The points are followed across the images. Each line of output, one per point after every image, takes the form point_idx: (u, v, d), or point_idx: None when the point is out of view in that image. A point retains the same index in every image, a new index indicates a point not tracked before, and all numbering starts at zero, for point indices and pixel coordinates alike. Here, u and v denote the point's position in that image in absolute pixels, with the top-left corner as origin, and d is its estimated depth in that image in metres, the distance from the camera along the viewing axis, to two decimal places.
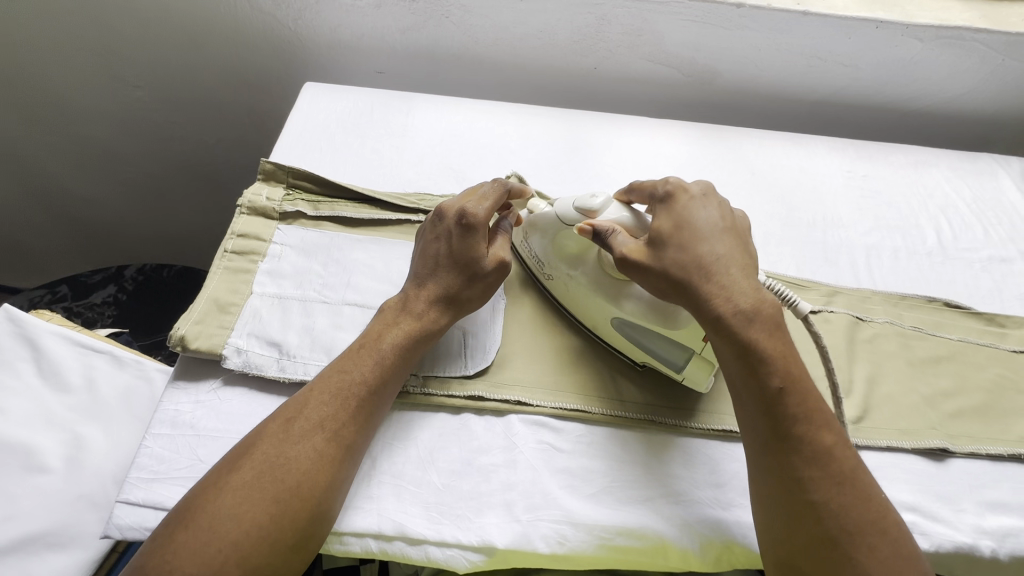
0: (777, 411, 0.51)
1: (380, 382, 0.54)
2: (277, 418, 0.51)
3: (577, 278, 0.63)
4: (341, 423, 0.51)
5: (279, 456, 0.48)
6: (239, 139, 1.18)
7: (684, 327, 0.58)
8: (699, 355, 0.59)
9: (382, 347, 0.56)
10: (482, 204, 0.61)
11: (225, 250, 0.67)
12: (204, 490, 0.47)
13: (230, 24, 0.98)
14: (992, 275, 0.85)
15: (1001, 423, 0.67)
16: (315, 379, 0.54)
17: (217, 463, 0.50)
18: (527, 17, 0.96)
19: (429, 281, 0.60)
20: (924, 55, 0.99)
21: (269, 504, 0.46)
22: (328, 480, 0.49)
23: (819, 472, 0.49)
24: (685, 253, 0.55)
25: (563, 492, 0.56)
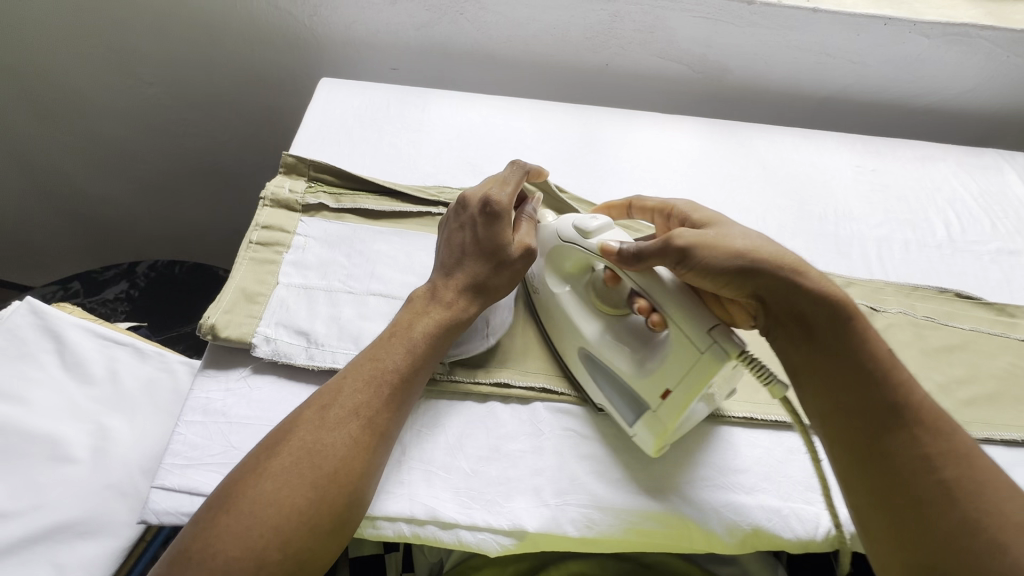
0: (884, 397, 0.51)
1: (412, 370, 0.55)
2: (313, 404, 0.52)
3: (563, 300, 0.63)
4: (375, 410, 0.52)
5: (317, 442, 0.49)
6: (252, 137, 1.18)
7: (646, 377, 0.55)
8: (652, 414, 0.55)
9: (413, 335, 0.57)
10: (505, 191, 0.64)
11: (249, 241, 0.67)
12: (243, 475, 0.48)
13: (246, 22, 0.99)
14: (1000, 266, 0.86)
15: (1014, 409, 0.69)
16: (347, 368, 0.55)
17: (256, 448, 0.50)
18: (541, 14, 0.97)
19: (456, 272, 0.61)
20: (930, 51, 1.01)
21: (308, 489, 0.47)
22: (364, 468, 0.50)
23: (940, 447, 0.49)
24: (751, 235, 0.56)
25: (590, 477, 0.57)
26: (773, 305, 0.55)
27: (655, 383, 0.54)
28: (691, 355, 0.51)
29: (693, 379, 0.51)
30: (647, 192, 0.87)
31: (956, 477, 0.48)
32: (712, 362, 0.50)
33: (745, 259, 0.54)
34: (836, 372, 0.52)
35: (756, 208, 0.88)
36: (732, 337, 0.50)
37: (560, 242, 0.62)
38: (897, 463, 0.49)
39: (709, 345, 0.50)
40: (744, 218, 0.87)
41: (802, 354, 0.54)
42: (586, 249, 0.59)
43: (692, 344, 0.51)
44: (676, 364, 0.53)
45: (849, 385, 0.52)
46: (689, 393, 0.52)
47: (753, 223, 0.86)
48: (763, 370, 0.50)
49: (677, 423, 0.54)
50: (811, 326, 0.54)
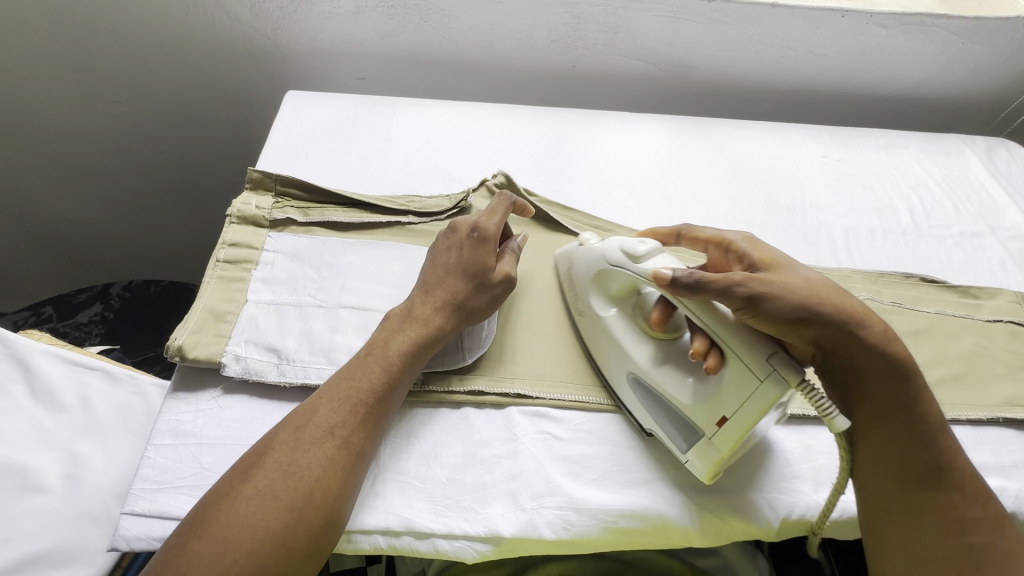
0: (931, 455, 0.54)
1: (387, 389, 0.55)
2: (288, 425, 0.52)
3: (611, 323, 0.62)
4: (349, 429, 0.52)
5: (292, 463, 0.49)
6: (222, 152, 1.17)
7: (702, 403, 0.54)
8: (705, 441, 0.54)
9: (389, 354, 0.57)
10: (494, 217, 0.65)
11: (217, 260, 0.67)
12: (216, 498, 0.47)
13: (208, 37, 0.99)
14: (964, 249, 0.88)
15: (979, 389, 0.70)
16: (323, 388, 0.55)
17: (229, 471, 0.50)
18: (505, 18, 0.98)
19: (435, 289, 0.61)
20: (889, 41, 1.03)
21: (282, 512, 0.47)
22: (339, 487, 0.50)
23: (975, 512, 0.52)
24: (813, 282, 0.55)
25: (566, 479, 0.57)
26: (833, 352, 0.56)
27: (709, 410, 0.54)
28: (751, 384, 0.51)
29: (753, 407, 0.51)
30: (617, 192, 0.88)
31: (983, 542, 0.52)
32: (771, 391, 0.50)
33: (809, 307, 0.54)
34: (890, 425, 0.55)
35: (724, 202, 0.89)
36: (794, 366, 0.50)
37: (609, 264, 0.61)
38: (925, 520, 0.52)
39: (769, 374, 0.50)
40: (713, 213, 0.88)
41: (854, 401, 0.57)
42: (635, 272, 0.58)
43: (752, 373, 0.51)
44: (735, 391, 0.52)
45: (899, 440, 0.54)
46: (747, 421, 0.52)
47: (722, 217, 0.87)
48: (820, 398, 0.49)
49: (731, 451, 0.53)
50: (862, 378, 0.56)
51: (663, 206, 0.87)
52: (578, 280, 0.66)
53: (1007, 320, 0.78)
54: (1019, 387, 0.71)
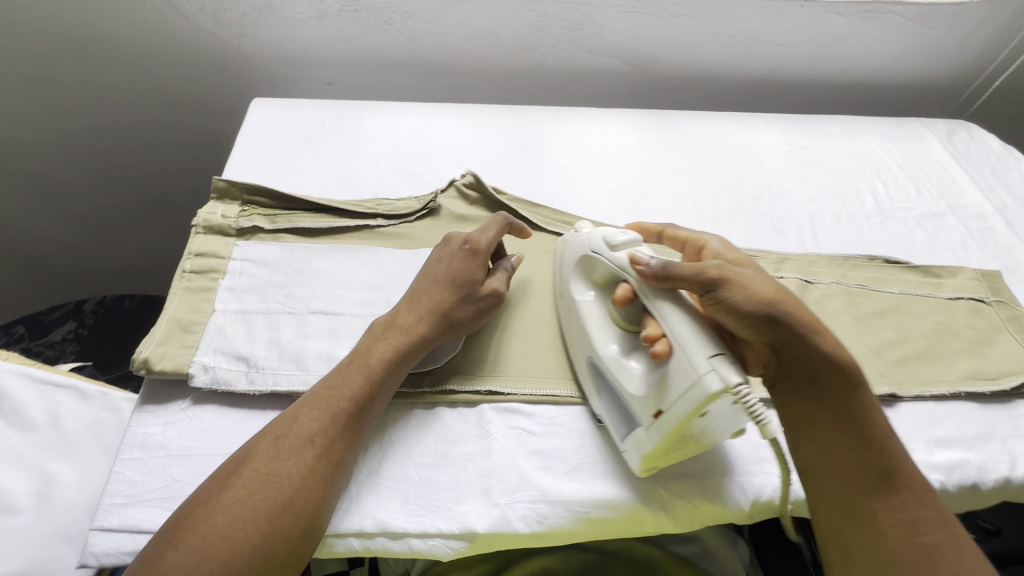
0: (877, 458, 0.53)
1: (367, 398, 0.55)
2: (267, 435, 0.52)
3: (586, 307, 0.63)
4: (329, 437, 0.52)
5: (271, 473, 0.49)
6: (191, 162, 1.16)
7: (642, 394, 0.54)
8: (641, 432, 0.54)
9: (371, 362, 0.57)
10: (487, 232, 0.66)
11: (183, 270, 0.66)
12: (193, 508, 0.47)
13: (170, 46, 0.98)
14: (926, 230, 0.90)
15: (941, 365, 0.72)
16: (305, 396, 0.55)
17: (206, 481, 0.50)
18: (470, 18, 0.98)
19: (420, 298, 0.62)
20: (848, 30, 1.05)
21: (260, 522, 0.47)
22: (318, 496, 0.50)
23: (927, 512, 0.51)
24: (779, 285, 0.55)
25: (539, 473, 0.58)
26: (791, 356, 0.54)
27: (649, 402, 0.53)
28: (686, 381, 0.49)
29: (685, 405, 0.49)
30: (586, 187, 0.89)
31: (940, 542, 0.49)
32: (704, 388, 0.48)
33: (775, 310, 0.53)
34: (836, 430, 0.54)
35: (691, 193, 0.91)
36: (736, 371, 0.48)
37: (591, 251, 0.62)
38: (883, 526, 0.50)
39: (707, 370, 0.48)
40: (681, 204, 0.89)
41: (807, 410, 0.55)
42: (613, 260, 0.58)
43: (690, 367, 0.49)
44: (672, 386, 0.50)
45: (849, 445, 0.53)
46: (679, 419, 0.50)
47: (690, 209, 0.88)
48: (753, 407, 0.47)
49: (664, 444, 0.53)
50: (819, 384, 0.55)
51: (632, 199, 0.88)
52: (566, 263, 0.67)
53: (967, 297, 0.80)
54: (979, 362, 0.73)
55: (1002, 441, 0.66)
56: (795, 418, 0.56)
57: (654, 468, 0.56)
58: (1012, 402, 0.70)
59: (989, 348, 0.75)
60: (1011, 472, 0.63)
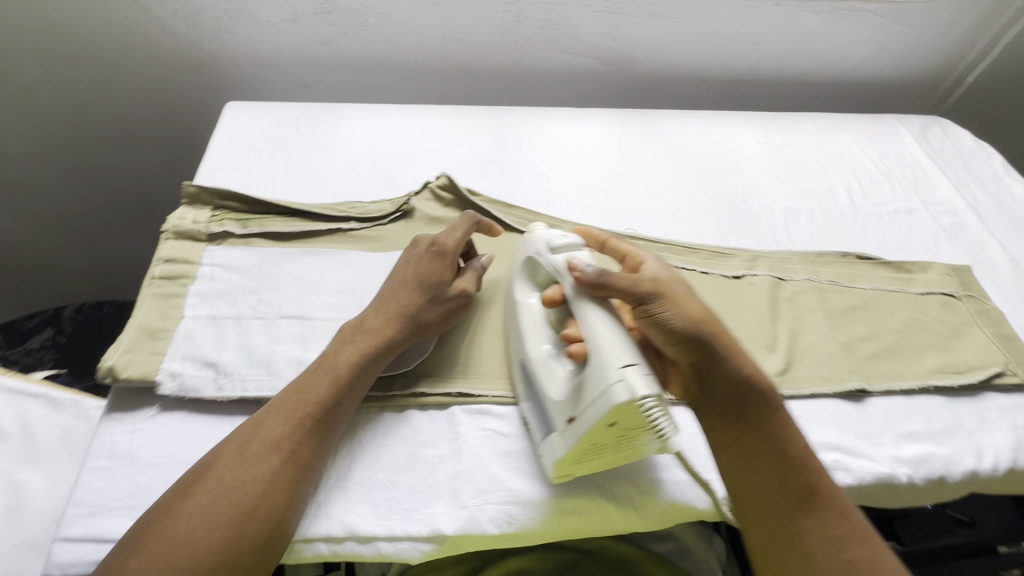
0: (797, 478, 0.54)
1: (335, 401, 0.55)
2: (234, 440, 0.52)
3: (527, 308, 0.63)
4: (296, 440, 0.52)
5: (235, 480, 0.49)
6: (169, 166, 1.15)
7: (560, 399, 0.54)
8: (557, 438, 0.54)
9: (338, 365, 0.57)
10: (454, 234, 0.67)
11: (152, 277, 0.66)
12: (158, 515, 0.47)
13: (144, 50, 0.98)
14: (899, 226, 0.91)
15: (911, 360, 0.73)
16: (273, 402, 0.55)
17: (172, 488, 0.50)
18: (445, 20, 0.98)
19: (387, 301, 0.62)
20: (821, 28, 1.06)
21: (224, 528, 0.47)
22: (285, 501, 0.50)
23: (847, 528, 0.52)
24: (707, 309, 0.58)
25: (509, 474, 0.58)
26: (714, 377, 0.56)
27: (565, 408, 0.53)
28: (596, 388, 0.49)
29: (592, 413, 0.49)
30: (561, 187, 0.89)
31: (860, 556, 0.51)
32: (612, 398, 0.48)
33: (701, 330, 0.55)
34: (758, 451, 0.55)
35: (667, 192, 0.91)
36: (648, 382, 0.48)
37: (535, 253, 0.62)
38: (809, 544, 0.51)
39: (617, 381, 0.48)
40: (657, 203, 0.89)
41: (729, 432, 0.56)
42: (551, 263, 0.60)
43: (602, 377, 0.49)
44: (586, 395, 0.50)
45: (771, 466, 0.54)
46: (587, 427, 0.50)
47: (665, 208, 0.89)
48: (653, 419, 0.48)
49: (575, 451, 0.53)
50: (741, 406, 0.56)
51: (608, 199, 0.89)
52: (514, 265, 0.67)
53: (937, 292, 0.81)
54: (948, 356, 0.74)
55: (970, 434, 0.67)
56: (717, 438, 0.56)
57: (568, 475, 0.56)
58: (981, 394, 0.71)
59: (958, 342, 0.76)
60: (977, 465, 0.64)
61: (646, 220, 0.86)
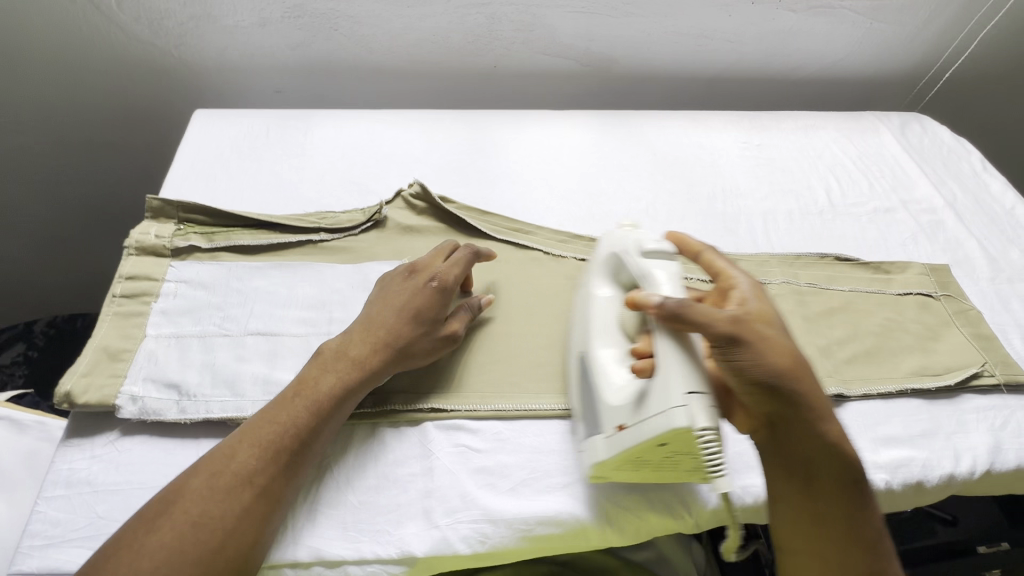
0: (864, 550, 0.53)
1: (312, 432, 0.54)
2: (201, 472, 0.49)
3: (598, 306, 0.61)
4: (269, 471, 0.51)
5: (203, 516, 0.47)
6: (139, 175, 1.12)
7: (614, 404, 0.54)
8: (601, 440, 0.55)
9: (319, 395, 0.55)
10: (453, 270, 0.63)
11: (113, 295, 0.64)
12: (114, 550, 0.45)
13: (108, 56, 0.95)
14: (878, 225, 0.91)
15: (889, 362, 0.72)
16: (244, 428, 0.53)
17: (130, 520, 0.48)
18: (418, 22, 0.96)
19: (375, 329, 0.59)
20: (799, 25, 1.05)
21: (191, 567, 0.45)
22: (254, 536, 0.48)
23: None
24: (798, 362, 0.53)
25: (481, 491, 0.57)
26: (789, 434, 0.53)
27: (617, 414, 0.53)
28: (658, 407, 0.48)
29: (648, 429, 0.49)
30: (538, 192, 0.88)
31: None
32: (674, 423, 0.47)
33: (783, 385, 0.52)
34: (830, 512, 0.53)
35: (646, 195, 0.90)
36: (710, 413, 0.47)
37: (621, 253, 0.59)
38: None
39: (679, 405, 0.47)
40: (635, 207, 0.88)
41: (797, 489, 0.54)
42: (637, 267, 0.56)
43: (666, 399, 0.48)
44: (644, 413, 0.50)
45: (837, 536, 0.53)
46: (639, 441, 0.50)
47: (643, 211, 0.88)
48: (711, 455, 0.47)
49: (617, 459, 0.53)
50: (818, 466, 0.53)
51: (585, 203, 0.87)
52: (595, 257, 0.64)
53: (916, 293, 0.80)
54: (926, 358, 0.73)
55: (947, 437, 0.67)
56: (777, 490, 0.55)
57: (605, 477, 0.57)
58: (958, 396, 0.71)
59: (936, 343, 0.75)
60: (954, 468, 0.64)
61: (624, 224, 0.86)
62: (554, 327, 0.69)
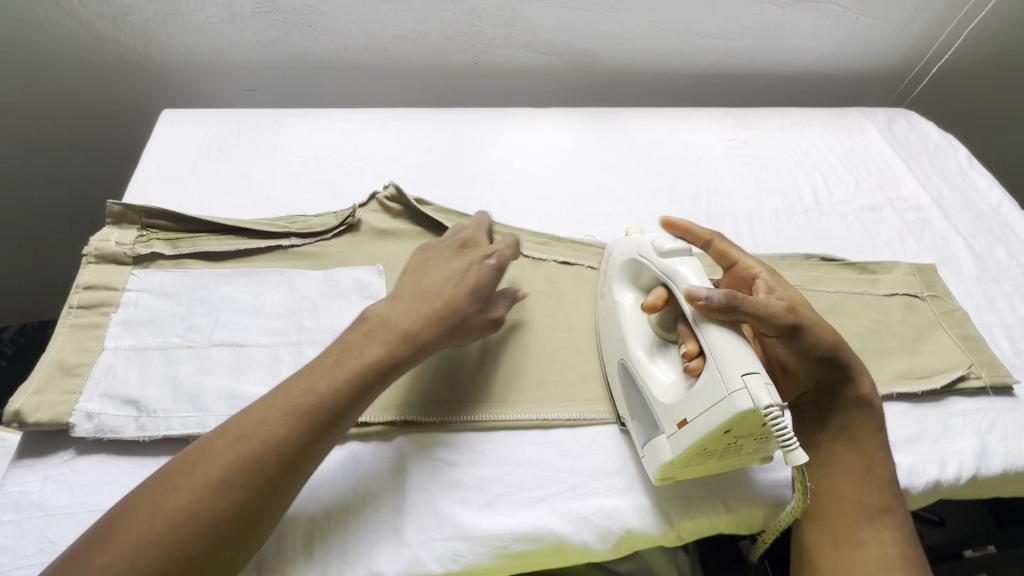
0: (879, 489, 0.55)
1: (350, 406, 0.49)
2: (224, 435, 0.45)
3: (624, 312, 0.62)
4: (296, 443, 0.46)
5: (226, 482, 0.42)
6: (108, 177, 1.08)
7: (669, 404, 0.53)
8: (662, 439, 0.54)
9: (361, 365, 0.50)
10: (506, 250, 0.62)
11: (70, 306, 0.61)
12: (125, 511, 0.41)
13: (70, 53, 0.92)
14: (864, 224, 0.90)
15: (876, 365, 0.71)
16: (279, 391, 0.48)
17: (143, 480, 0.43)
18: (394, 18, 0.93)
19: (429, 300, 0.56)
20: (784, 20, 1.04)
21: (205, 536, 0.41)
22: (269, 510, 0.44)
23: (913, 551, 0.53)
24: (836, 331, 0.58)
25: (456, 507, 0.55)
26: (836, 400, 0.58)
27: (675, 411, 0.52)
28: (717, 395, 0.48)
29: (711, 417, 0.49)
30: (519, 193, 0.86)
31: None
32: (737, 404, 0.47)
33: (834, 353, 0.56)
34: (851, 454, 0.57)
35: (629, 196, 0.88)
36: (771, 393, 0.47)
37: (639, 256, 0.62)
38: (870, 552, 0.53)
39: (739, 388, 0.47)
40: (618, 207, 0.86)
41: (826, 438, 0.58)
42: (659, 266, 0.58)
43: (723, 384, 0.48)
44: (701, 398, 0.50)
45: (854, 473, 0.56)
46: (704, 431, 0.49)
47: (626, 212, 0.86)
48: (779, 429, 0.46)
49: (683, 456, 0.52)
50: (852, 419, 0.57)
51: (566, 204, 0.85)
52: (611, 265, 0.67)
53: (902, 293, 0.79)
54: (912, 360, 0.72)
55: (934, 442, 0.66)
56: (815, 446, 0.58)
57: (671, 479, 0.55)
58: (944, 399, 0.70)
59: (922, 345, 0.74)
60: (941, 474, 0.63)
61: (606, 226, 0.84)
62: (534, 334, 0.67)
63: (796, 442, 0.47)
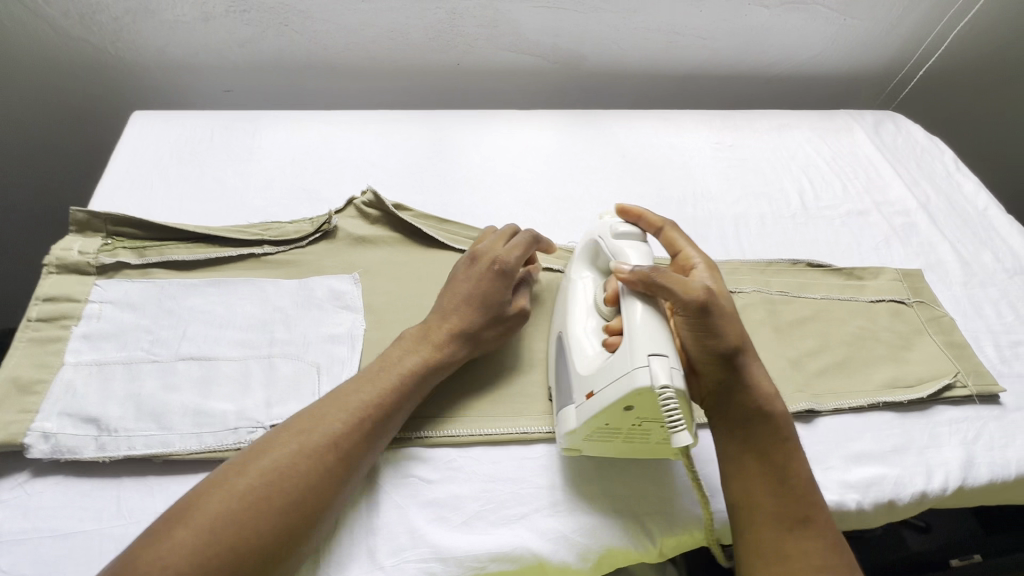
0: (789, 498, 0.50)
1: (396, 406, 0.52)
2: (291, 428, 0.48)
3: (576, 288, 0.61)
4: (352, 442, 0.48)
5: (292, 466, 0.45)
6: (79, 180, 1.05)
7: (583, 374, 0.53)
8: (571, 410, 0.54)
9: (401, 370, 0.53)
10: (514, 252, 0.60)
11: (27, 319, 0.58)
12: (203, 489, 0.43)
13: (34, 52, 0.88)
14: (851, 228, 0.89)
15: (862, 374, 0.70)
16: (331, 394, 0.51)
17: (216, 469, 0.45)
18: (374, 17, 0.91)
19: (450, 313, 0.58)
20: (772, 21, 1.02)
21: (273, 517, 0.43)
22: (327, 500, 0.46)
23: (835, 561, 0.49)
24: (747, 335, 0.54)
25: (431, 527, 0.53)
26: (737, 406, 0.53)
27: (586, 382, 0.52)
28: (623, 368, 0.48)
29: (611, 391, 0.49)
30: (501, 198, 0.84)
31: None
32: (636, 381, 0.47)
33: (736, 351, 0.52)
34: (756, 464, 0.52)
35: (615, 200, 0.86)
36: (671, 371, 0.47)
37: (597, 239, 0.62)
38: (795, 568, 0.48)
39: (642, 365, 0.47)
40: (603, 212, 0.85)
41: (734, 447, 0.53)
42: (611, 249, 0.59)
43: (630, 360, 0.48)
44: (607, 373, 0.50)
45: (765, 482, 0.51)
46: (606, 404, 0.49)
47: None
48: (669, 409, 0.46)
49: (587, 427, 0.52)
50: (753, 427, 0.53)
51: (550, 208, 0.84)
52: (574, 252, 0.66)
53: (889, 299, 0.78)
54: (898, 368, 0.71)
55: (920, 452, 0.65)
56: (725, 457, 0.53)
57: (577, 451, 0.55)
58: (931, 408, 0.69)
59: (909, 353, 0.73)
60: (927, 485, 0.62)
61: None
62: (513, 344, 0.65)
63: (682, 424, 0.46)
